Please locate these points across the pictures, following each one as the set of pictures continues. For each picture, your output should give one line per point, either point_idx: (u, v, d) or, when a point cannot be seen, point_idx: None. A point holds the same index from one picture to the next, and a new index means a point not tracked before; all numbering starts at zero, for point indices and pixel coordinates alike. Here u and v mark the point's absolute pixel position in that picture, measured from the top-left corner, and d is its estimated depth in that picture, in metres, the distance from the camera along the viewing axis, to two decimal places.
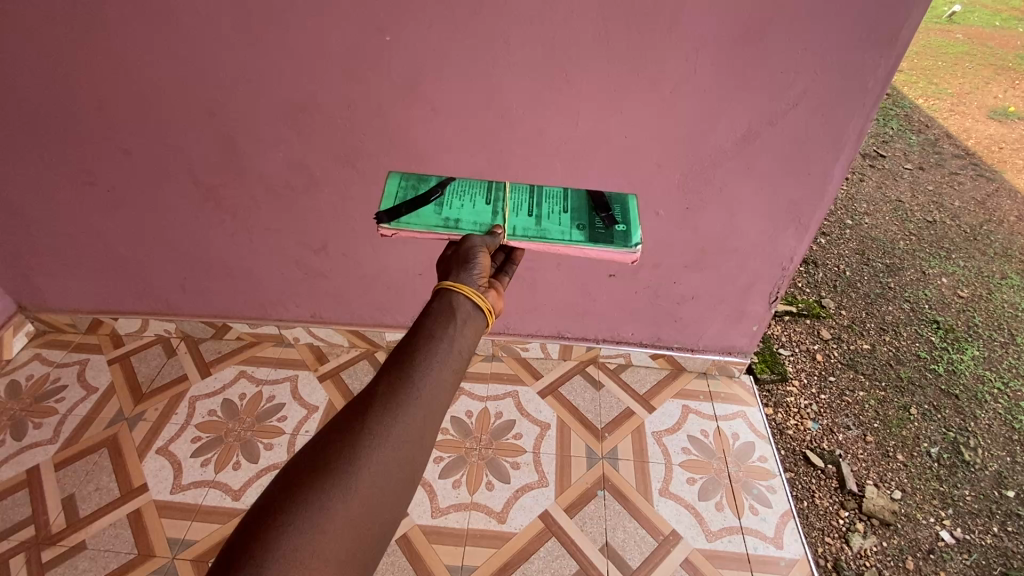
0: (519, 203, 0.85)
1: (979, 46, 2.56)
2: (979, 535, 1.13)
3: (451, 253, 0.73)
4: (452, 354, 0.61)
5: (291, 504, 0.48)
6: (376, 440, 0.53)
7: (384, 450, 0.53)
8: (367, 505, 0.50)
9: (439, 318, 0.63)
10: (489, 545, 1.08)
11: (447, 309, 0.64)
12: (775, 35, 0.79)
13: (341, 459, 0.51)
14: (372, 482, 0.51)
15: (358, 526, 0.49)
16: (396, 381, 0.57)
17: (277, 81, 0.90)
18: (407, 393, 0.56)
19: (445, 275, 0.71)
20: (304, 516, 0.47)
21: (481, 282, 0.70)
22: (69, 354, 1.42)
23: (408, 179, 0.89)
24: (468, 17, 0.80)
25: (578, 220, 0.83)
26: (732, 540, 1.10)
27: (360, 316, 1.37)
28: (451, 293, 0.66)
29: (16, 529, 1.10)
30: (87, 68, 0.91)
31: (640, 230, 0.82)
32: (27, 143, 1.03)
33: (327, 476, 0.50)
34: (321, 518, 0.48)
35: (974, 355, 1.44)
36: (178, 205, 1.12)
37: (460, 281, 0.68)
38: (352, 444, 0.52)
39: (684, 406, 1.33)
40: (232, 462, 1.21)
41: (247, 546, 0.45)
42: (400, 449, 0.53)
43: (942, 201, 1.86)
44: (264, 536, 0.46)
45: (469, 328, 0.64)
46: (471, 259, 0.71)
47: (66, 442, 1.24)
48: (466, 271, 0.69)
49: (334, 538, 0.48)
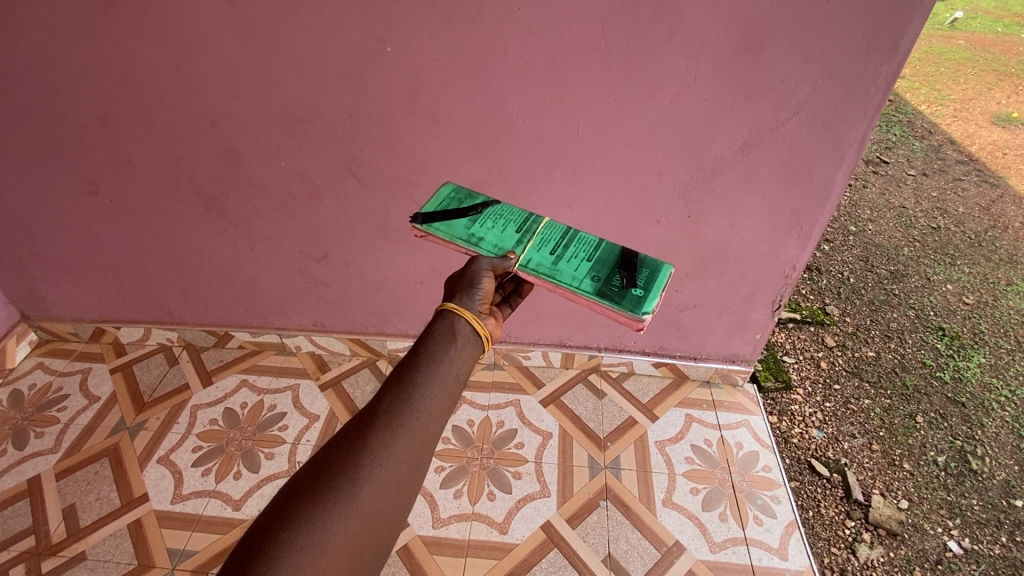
0: (548, 240, 0.79)
1: (982, 52, 2.56)
2: (987, 546, 1.11)
3: (456, 274, 0.73)
4: (450, 378, 0.61)
5: (292, 522, 0.48)
6: (378, 458, 0.53)
7: (384, 469, 0.52)
8: (367, 524, 0.50)
9: (439, 340, 0.63)
10: (490, 556, 1.07)
11: (447, 332, 0.64)
12: (774, 44, 0.79)
13: (341, 476, 0.51)
14: (372, 502, 0.51)
15: (358, 543, 0.49)
16: (396, 402, 0.57)
17: (279, 92, 0.91)
18: (407, 414, 0.56)
19: (447, 296, 0.71)
20: (306, 534, 0.47)
21: (481, 307, 0.70)
22: (72, 363, 1.43)
23: (459, 191, 0.87)
24: (468, 28, 0.81)
25: (598, 271, 0.75)
26: (735, 551, 1.09)
27: (361, 324, 1.36)
28: (452, 316, 0.66)
29: (17, 539, 1.10)
30: (91, 81, 0.92)
31: (658, 300, 0.72)
32: (32, 154, 1.04)
33: (328, 494, 0.50)
34: (322, 536, 0.47)
35: (981, 363, 1.43)
36: (180, 215, 1.12)
37: (461, 304, 0.68)
38: (354, 462, 0.52)
39: (687, 415, 1.32)
40: (233, 471, 1.20)
41: (247, 562, 0.45)
42: (400, 470, 0.53)
43: (946, 208, 1.85)
44: (265, 553, 0.45)
45: (467, 352, 0.64)
46: (476, 282, 0.70)
47: (67, 452, 1.24)
48: (468, 294, 0.69)
49: (335, 557, 0.47)
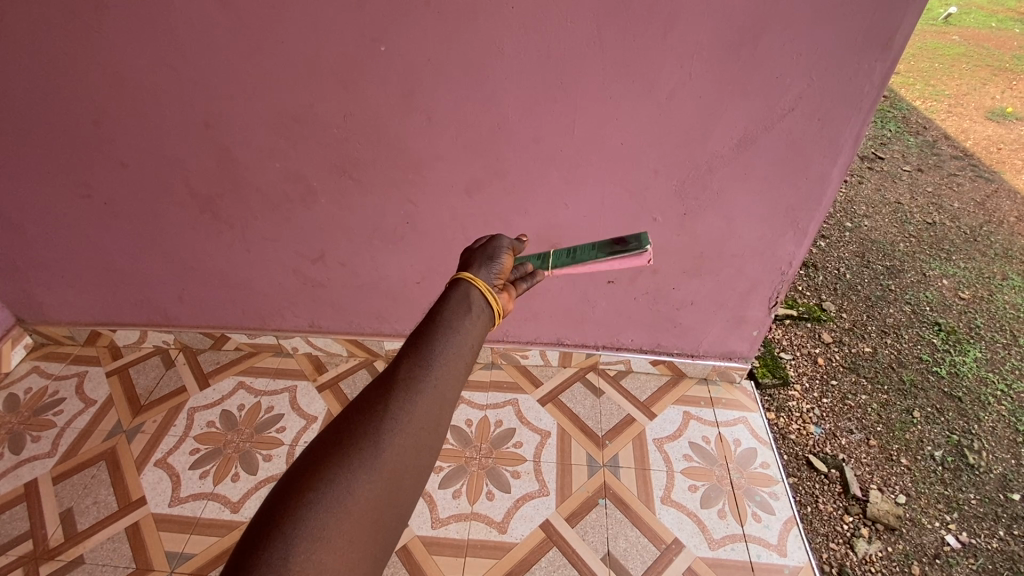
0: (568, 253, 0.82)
1: (976, 48, 2.57)
2: (985, 539, 1.11)
3: (473, 249, 0.73)
4: (465, 347, 0.60)
5: (315, 484, 0.47)
6: (399, 422, 0.53)
7: (405, 434, 0.52)
8: (390, 487, 0.50)
9: (455, 309, 0.63)
10: (489, 556, 1.07)
11: (463, 302, 0.64)
12: (769, 41, 0.79)
13: (364, 440, 0.51)
14: (395, 465, 0.51)
15: (380, 506, 0.49)
16: (414, 369, 0.57)
17: (273, 92, 0.90)
18: (426, 381, 0.56)
19: (463, 268, 0.71)
20: (329, 495, 0.47)
21: (497, 280, 0.70)
22: (68, 366, 1.42)
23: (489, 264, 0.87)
24: (461, 26, 0.81)
25: None
26: (735, 548, 1.09)
27: (358, 325, 1.36)
28: (467, 284, 0.66)
29: (15, 544, 1.09)
30: (83, 83, 0.91)
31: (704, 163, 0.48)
32: (24, 157, 1.03)
33: (350, 458, 0.50)
34: (347, 499, 0.47)
35: (976, 357, 1.43)
36: (175, 217, 1.12)
37: (477, 275, 0.68)
38: (375, 426, 0.52)
39: (684, 412, 1.32)
40: (231, 474, 1.20)
41: (275, 520, 0.45)
42: (420, 434, 0.53)
43: (941, 203, 1.86)
44: (290, 515, 0.45)
45: (479, 322, 0.64)
46: (493, 257, 0.71)
47: (64, 456, 1.23)
48: (485, 268, 0.70)
49: (358, 519, 0.47)
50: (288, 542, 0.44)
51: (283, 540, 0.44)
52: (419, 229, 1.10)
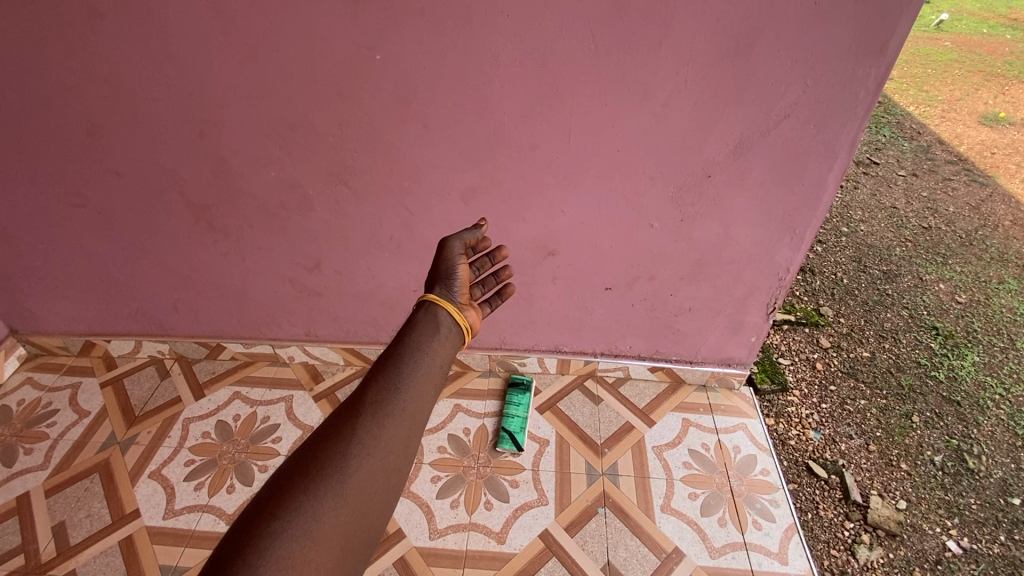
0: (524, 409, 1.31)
1: (968, 53, 2.60)
2: (986, 545, 1.10)
3: (432, 266, 0.78)
4: (434, 368, 0.65)
5: (281, 512, 0.49)
6: (365, 448, 0.56)
7: (371, 458, 0.55)
8: (356, 514, 0.52)
9: (423, 331, 0.68)
10: (488, 567, 1.06)
11: (431, 323, 0.69)
12: (764, 47, 0.79)
13: (330, 467, 0.53)
14: (360, 491, 0.53)
15: (347, 532, 0.51)
16: (382, 392, 0.60)
17: (269, 101, 0.90)
18: (393, 403, 0.60)
19: (428, 290, 0.76)
20: (295, 523, 0.49)
21: (461, 299, 0.75)
22: (62, 377, 1.41)
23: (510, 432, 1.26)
24: (456, 34, 0.80)
25: None
26: (735, 556, 1.08)
27: (355, 333, 1.35)
28: (432, 306, 0.71)
29: (5, 558, 1.07)
30: (77, 93, 0.91)
31: None
32: (17, 166, 1.03)
33: (317, 484, 0.52)
34: (312, 526, 0.49)
35: (975, 361, 1.43)
36: (170, 226, 1.11)
37: (442, 296, 0.74)
38: (341, 452, 0.55)
39: (684, 420, 1.31)
40: (226, 485, 1.19)
41: (237, 550, 0.47)
42: (386, 459, 0.56)
43: (937, 207, 1.87)
44: (254, 545, 0.47)
45: (448, 342, 0.69)
46: (454, 275, 0.76)
47: (57, 468, 1.22)
48: (446, 287, 0.75)
49: (323, 546, 0.49)
50: (254, 572, 0.45)
51: (248, 570, 0.45)
52: (415, 237, 1.09)
